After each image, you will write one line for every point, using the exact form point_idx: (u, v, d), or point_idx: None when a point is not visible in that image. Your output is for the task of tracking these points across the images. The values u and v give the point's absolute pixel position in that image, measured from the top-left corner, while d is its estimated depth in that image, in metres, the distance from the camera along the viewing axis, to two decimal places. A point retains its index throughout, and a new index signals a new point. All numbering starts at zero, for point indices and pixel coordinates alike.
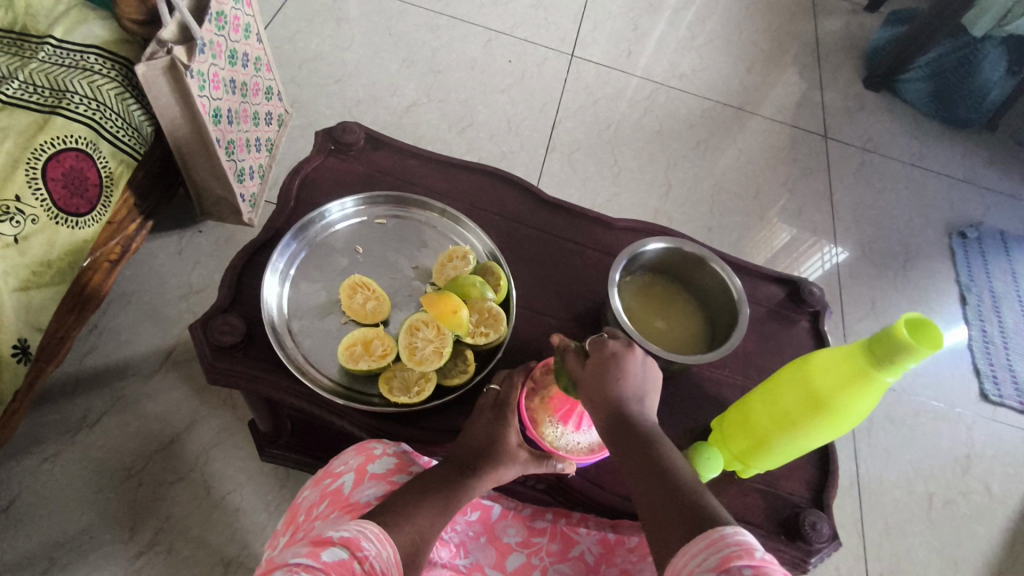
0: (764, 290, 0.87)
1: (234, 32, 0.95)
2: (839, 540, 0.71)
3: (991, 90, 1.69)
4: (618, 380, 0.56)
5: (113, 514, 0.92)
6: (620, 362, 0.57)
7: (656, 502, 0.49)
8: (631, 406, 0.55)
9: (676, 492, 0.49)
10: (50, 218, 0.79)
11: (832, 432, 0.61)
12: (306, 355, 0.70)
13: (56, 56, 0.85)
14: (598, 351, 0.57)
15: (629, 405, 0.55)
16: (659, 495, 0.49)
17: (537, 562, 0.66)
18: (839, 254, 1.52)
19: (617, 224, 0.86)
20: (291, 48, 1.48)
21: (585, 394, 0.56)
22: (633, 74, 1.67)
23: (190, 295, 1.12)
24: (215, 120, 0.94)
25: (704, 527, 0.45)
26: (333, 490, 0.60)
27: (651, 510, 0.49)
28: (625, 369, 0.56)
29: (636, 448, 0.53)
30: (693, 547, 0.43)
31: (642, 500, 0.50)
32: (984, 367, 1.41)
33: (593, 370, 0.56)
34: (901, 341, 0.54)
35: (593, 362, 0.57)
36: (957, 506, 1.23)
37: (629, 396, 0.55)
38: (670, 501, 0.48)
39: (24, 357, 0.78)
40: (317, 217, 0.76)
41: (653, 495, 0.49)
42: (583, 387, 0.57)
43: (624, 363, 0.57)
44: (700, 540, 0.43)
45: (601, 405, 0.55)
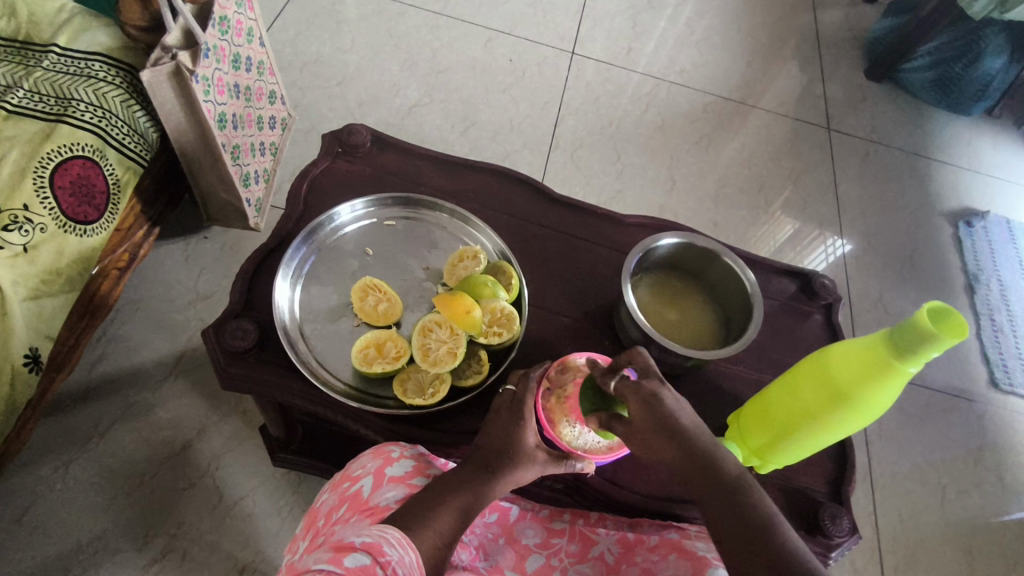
0: (775, 284, 0.87)
1: (237, 36, 0.95)
2: (857, 533, 0.70)
3: (993, 79, 1.68)
4: (680, 429, 0.55)
5: (127, 522, 0.92)
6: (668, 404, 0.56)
7: (746, 553, 0.51)
8: (702, 448, 0.56)
9: (768, 547, 0.51)
10: (58, 226, 0.79)
11: (854, 424, 0.61)
12: (319, 360, 0.69)
13: (60, 64, 0.85)
14: (637, 394, 0.56)
15: (699, 446, 0.55)
16: (752, 552, 0.51)
17: (557, 563, 0.65)
18: (846, 246, 1.51)
19: (627, 220, 0.85)
20: (291, 51, 1.48)
21: (643, 439, 0.57)
22: (634, 70, 1.66)
23: (198, 301, 1.11)
24: (220, 124, 0.94)
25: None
26: (352, 494, 0.59)
27: (744, 562, 0.51)
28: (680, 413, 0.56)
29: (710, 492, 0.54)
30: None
31: (726, 546, 0.53)
32: (995, 356, 1.40)
33: (647, 415, 0.56)
34: (925, 330, 0.53)
35: (637, 407, 0.56)
36: (971, 497, 1.23)
37: (695, 441, 0.55)
38: (762, 558, 0.50)
39: (35, 366, 0.78)
40: (326, 220, 0.76)
41: (742, 546, 0.52)
42: (636, 432, 0.57)
43: (675, 407, 0.56)
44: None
45: (671, 450, 0.56)
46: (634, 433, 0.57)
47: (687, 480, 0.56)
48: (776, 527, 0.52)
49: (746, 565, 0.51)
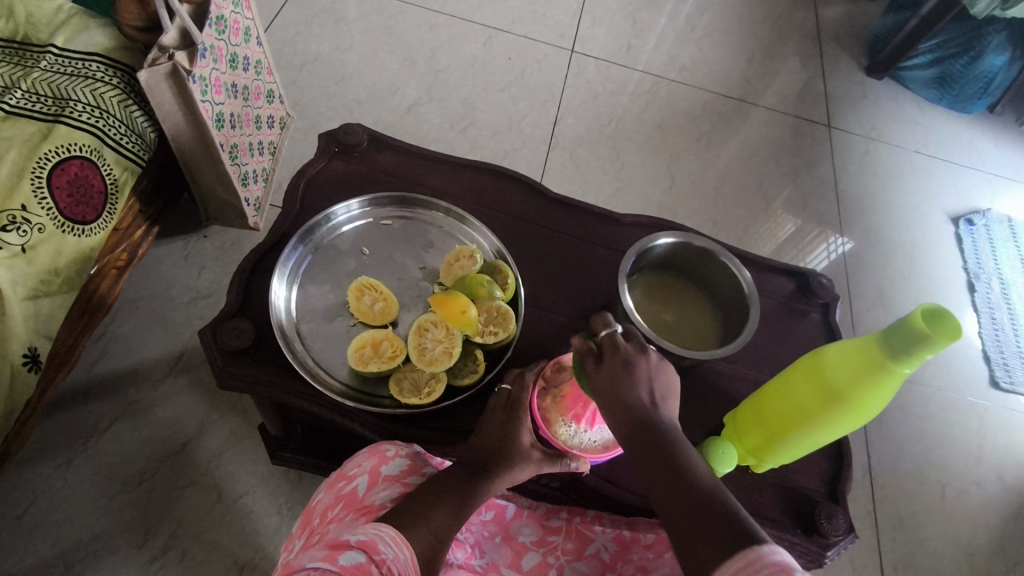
0: (773, 283, 0.86)
1: (234, 35, 0.95)
2: (855, 532, 0.70)
3: (997, 75, 1.67)
4: (635, 393, 0.54)
5: (126, 521, 0.92)
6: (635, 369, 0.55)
7: (680, 507, 0.47)
8: (650, 413, 0.53)
9: (702, 503, 0.47)
10: (56, 226, 0.79)
11: (850, 424, 0.61)
12: (316, 359, 0.69)
13: (58, 64, 0.85)
14: (612, 357, 0.56)
15: (648, 410, 0.53)
16: (683, 509, 0.47)
17: (553, 561, 0.65)
18: (846, 244, 1.51)
19: (624, 219, 0.85)
20: (291, 50, 1.48)
21: (601, 402, 0.55)
22: (634, 68, 1.66)
23: (197, 300, 1.12)
24: (217, 124, 0.94)
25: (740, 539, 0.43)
26: (347, 493, 0.60)
27: (674, 519, 0.47)
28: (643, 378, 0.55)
29: (657, 456, 0.51)
30: (729, 563, 0.42)
31: (661, 506, 0.49)
32: (995, 354, 1.40)
33: (608, 377, 0.55)
34: (920, 332, 0.53)
35: (608, 368, 0.55)
36: (970, 495, 1.23)
37: (645, 406, 0.53)
38: (695, 511, 0.46)
39: (34, 366, 0.78)
40: (323, 220, 0.76)
41: (676, 502, 0.48)
42: (601, 392, 0.55)
43: (642, 375, 0.55)
44: (734, 556, 0.42)
45: (620, 411, 0.54)
46: (599, 393, 0.55)
47: (631, 446, 0.53)
48: (715, 486, 0.48)
49: (676, 520, 0.47)
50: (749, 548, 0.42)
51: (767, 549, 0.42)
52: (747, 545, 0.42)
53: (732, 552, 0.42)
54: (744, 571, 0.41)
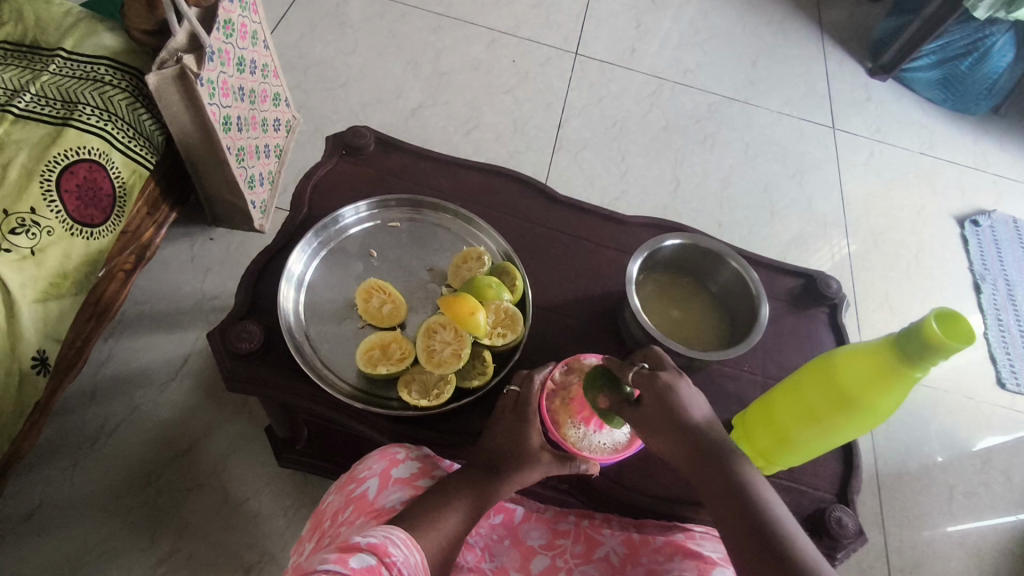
0: (780, 284, 0.86)
1: (241, 39, 0.95)
2: (864, 534, 0.70)
3: (998, 79, 1.69)
4: (688, 421, 0.57)
5: (133, 523, 0.92)
6: (681, 395, 0.58)
7: (746, 540, 0.52)
8: (708, 439, 0.57)
9: (768, 538, 0.51)
10: (65, 229, 0.79)
11: (861, 427, 0.61)
12: (324, 361, 0.69)
13: (66, 68, 0.86)
14: (651, 384, 0.58)
15: (702, 437, 0.57)
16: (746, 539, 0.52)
17: (562, 564, 0.65)
18: (851, 246, 1.51)
19: (631, 220, 0.85)
20: (295, 54, 1.48)
21: (648, 427, 0.58)
22: (638, 70, 1.66)
23: (204, 303, 1.12)
24: (224, 127, 0.95)
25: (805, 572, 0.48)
26: (357, 496, 0.59)
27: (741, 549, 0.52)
28: (691, 406, 0.58)
29: (715, 483, 0.55)
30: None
31: (728, 534, 0.53)
32: (1002, 356, 1.40)
33: (655, 404, 0.58)
34: (931, 336, 0.53)
35: (649, 397, 0.58)
36: (979, 496, 1.22)
37: (699, 432, 0.57)
38: (760, 548, 0.51)
39: (43, 369, 0.79)
40: (331, 222, 0.76)
41: (744, 535, 0.52)
42: (646, 425, 0.58)
43: (686, 397, 0.58)
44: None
45: (673, 436, 0.57)
46: (645, 421, 0.58)
47: (692, 470, 0.57)
48: (775, 515, 0.53)
49: (744, 551, 0.51)
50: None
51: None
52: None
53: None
54: None
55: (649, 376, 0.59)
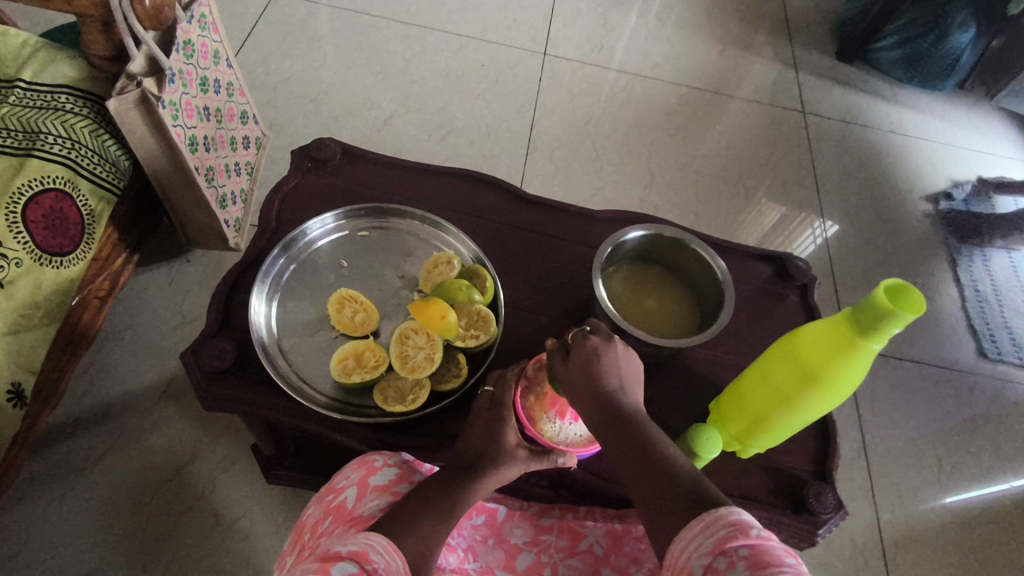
0: (750, 268, 0.87)
1: (203, 59, 0.95)
2: (845, 508, 0.71)
3: (962, 53, 1.69)
4: (604, 380, 0.57)
5: (123, 550, 0.92)
6: (603, 357, 0.57)
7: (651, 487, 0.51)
8: (620, 398, 0.57)
9: (672, 482, 0.50)
10: (34, 259, 0.79)
11: (828, 403, 0.62)
12: (299, 374, 0.70)
13: (27, 98, 0.85)
14: (581, 348, 0.58)
15: (618, 392, 0.57)
16: (645, 481, 0.52)
17: (547, 559, 0.66)
18: (826, 226, 1.52)
19: (599, 215, 0.86)
20: (264, 71, 1.49)
21: (572, 389, 0.58)
22: (607, 67, 1.67)
23: (183, 325, 1.12)
24: (191, 148, 0.95)
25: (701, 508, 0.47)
26: (336, 506, 0.60)
27: (642, 493, 0.52)
28: (613, 367, 0.57)
29: (622, 434, 0.55)
30: (692, 529, 0.46)
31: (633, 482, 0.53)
32: (980, 326, 1.42)
33: (580, 367, 0.57)
34: (883, 308, 0.54)
35: (576, 359, 0.58)
36: (965, 466, 1.24)
37: (614, 387, 0.57)
38: (662, 491, 0.50)
39: (18, 401, 0.78)
40: (299, 235, 0.76)
41: (645, 479, 0.52)
42: (568, 381, 0.58)
43: (611, 360, 0.58)
44: (698, 524, 0.46)
45: (585, 397, 0.57)
46: (566, 380, 0.59)
47: (603, 430, 0.56)
48: (679, 462, 0.52)
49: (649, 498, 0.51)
50: (711, 514, 0.46)
51: (727, 512, 0.46)
52: (709, 517, 0.46)
53: (698, 524, 0.46)
54: (703, 533, 0.45)
55: (581, 341, 0.58)
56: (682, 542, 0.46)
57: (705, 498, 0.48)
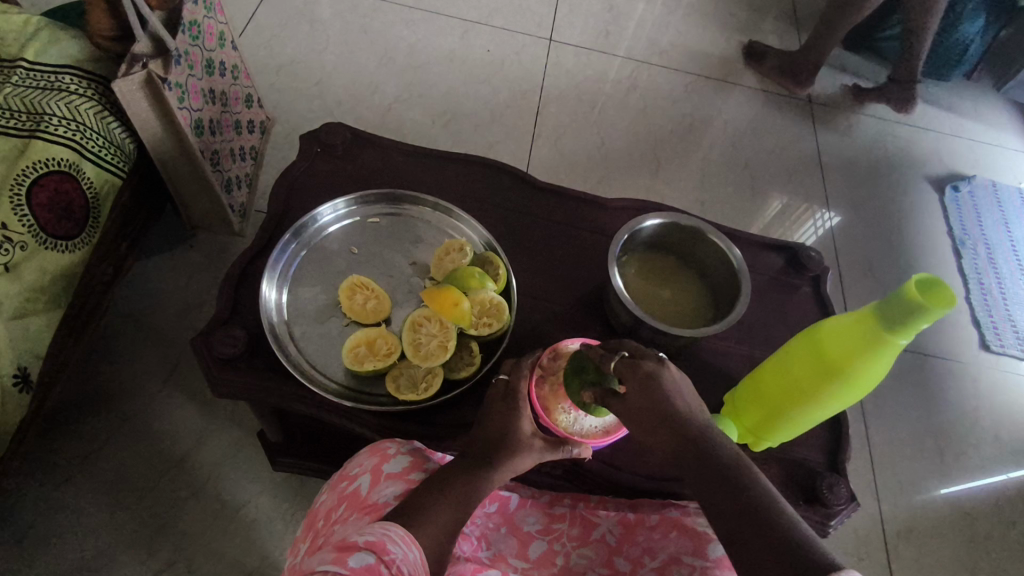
0: (762, 259, 0.87)
1: (208, 41, 0.93)
2: (857, 501, 0.70)
3: (972, 43, 1.66)
4: (672, 410, 0.56)
5: (129, 535, 0.92)
6: (666, 384, 0.57)
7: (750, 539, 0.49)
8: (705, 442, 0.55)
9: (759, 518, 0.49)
10: (38, 242, 0.78)
11: (849, 397, 0.61)
12: (311, 361, 0.69)
13: (30, 79, 0.83)
14: (635, 373, 0.57)
15: (689, 424, 0.56)
16: (735, 519, 0.50)
17: (559, 548, 0.65)
18: (833, 218, 1.52)
19: (612, 203, 0.85)
20: (267, 54, 1.47)
21: (636, 419, 0.57)
22: (614, 54, 1.66)
23: (188, 310, 1.11)
24: (196, 131, 0.93)
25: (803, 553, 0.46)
26: (350, 493, 0.59)
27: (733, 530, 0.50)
28: (676, 394, 0.57)
29: (703, 469, 0.54)
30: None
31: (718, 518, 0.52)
32: (985, 319, 1.42)
33: (640, 393, 0.57)
34: (914, 302, 0.53)
35: (632, 385, 0.57)
36: (968, 457, 1.24)
37: (685, 417, 0.56)
38: (755, 531, 0.49)
39: (25, 386, 0.77)
40: (309, 221, 0.75)
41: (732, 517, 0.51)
42: (628, 413, 0.58)
43: (671, 387, 0.57)
44: (802, 573, 0.44)
45: (664, 430, 0.56)
46: (627, 410, 0.58)
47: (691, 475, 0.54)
48: (767, 496, 0.51)
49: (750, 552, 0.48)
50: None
51: (844, 574, 0.43)
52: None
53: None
54: None
55: (631, 366, 0.58)
56: None
57: (811, 547, 0.46)
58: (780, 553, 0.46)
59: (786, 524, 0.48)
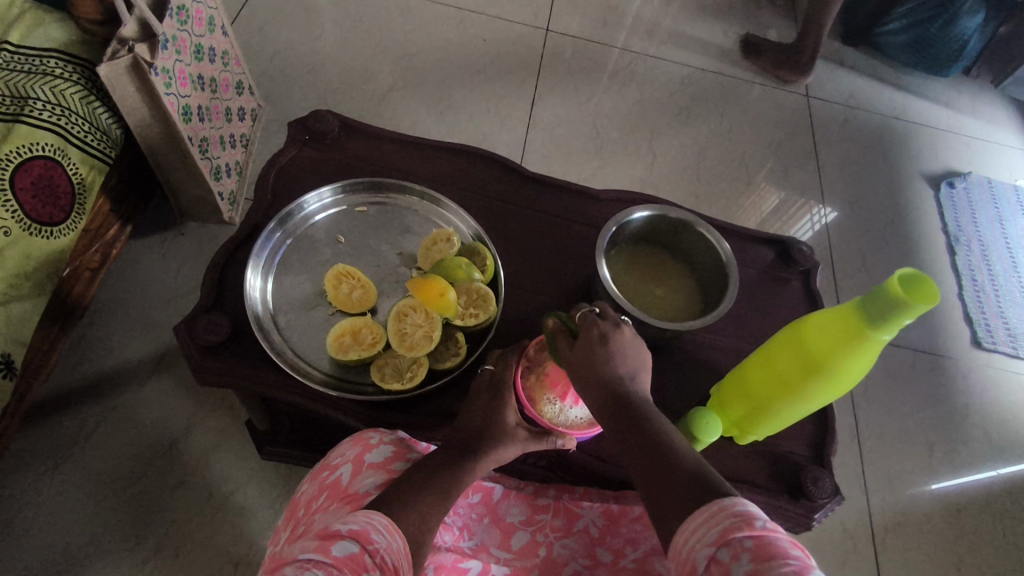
0: (753, 252, 0.86)
1: (197, 26, 0.92)
2: (841, 494, 0.70)
3: (969, 39, 1.67)
4: (608, 366, 0.54)
5: (115, 523, 0.92)
6: (610, 340, 0.55)
7: (651, 476, 0.48)
8: (626, 385, 0.54)
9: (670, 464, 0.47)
10: (22, 228, 0.77)
11: (833, 392, 0.61)
12: (295, 349, 0.69)
13: (14, 62, 0.82)
14: (589, 329, 0.56)
15: (621, 381, 0.54)
16: (646, 468, 0.49)
17: (542, 538, 0.65)
18: (827, 212, 1.51)
19: (602, 195, 0.85)
20: (260, 41, 1.45)
21: (574, 372, 0.56)
22: (611, 45, 1.64)
23: (177, 299, 1.10)
24: (184, 117, 0.92)
25: (708, 495, 0.44)
26: (331, 483, 0.59)
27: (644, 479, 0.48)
28: (619, 351, 0.55)
29: (627, 424, 0.52)
30: (692, 520, 0.43)
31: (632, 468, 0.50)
32: (977, 315, 1.42)
33: (582, 350, 0.55)
34: (896, 297, 0.53)
35: (583, 339, 0.56)
36: (956, 453, 1.25)
37: (621, 375, 0.54)
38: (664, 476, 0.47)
39: (9, 372, 0.77)
40: (296, 209, 0.75)
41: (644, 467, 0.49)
42: (571, 363, 0.56)
43: (618, 345, 0.55)
44: (700, 513, 0.43)
45: (593, 386, 0.54)
46: (569, 363, 0.56)
47: (605, 416, 0.54)
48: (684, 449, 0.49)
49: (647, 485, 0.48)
50: (718, 506, 0.42)
51: (733, 502, 0.42)
52: (719, 512, 0.42)
53: (703, 515, 0.42)
54: (710, 525, 0.41)
55: (592, 322, 0.56)
56: (683, 534, 0.43)
57: (714, 488, 0.45)
58: (684, 497, 0.45)
59: (695, 470, 0.47)
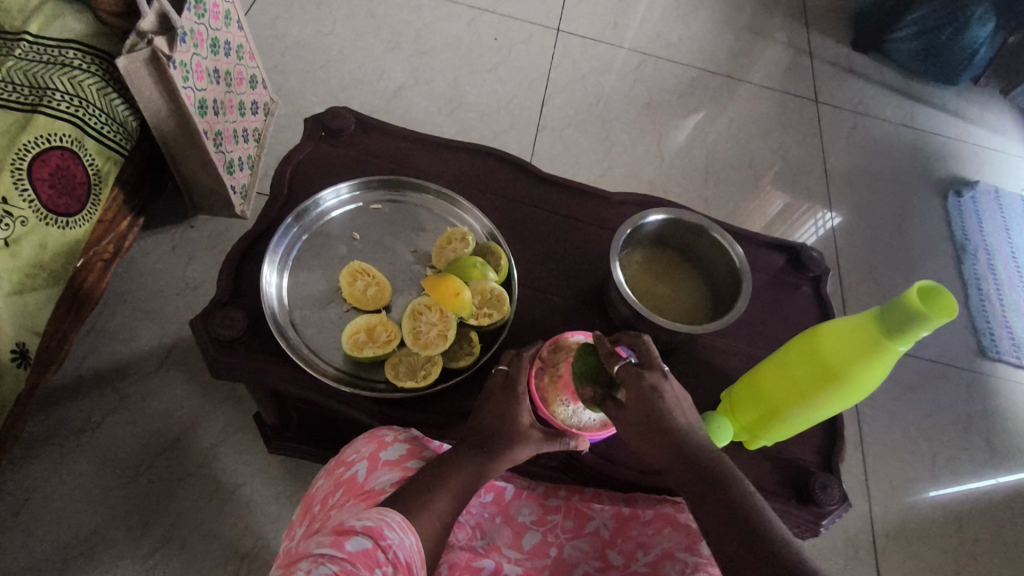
0: (764, 258, 0.87)
1: (214, 20, 0.93)
2: (848, 501, 0.71)
3: (979, 48, 1.67)
4: (668, 422, 0.56)
5: (123, 514, 0.92)
6: (664, 396, 0.56)
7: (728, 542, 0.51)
8: (686, 437, 0.56)
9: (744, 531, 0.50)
10: (39, 218, 0.78)
11: (846, 401, 0.61)
12: (310, 345, 0.69)
13: (33, 52, 0.82)
14: (637, 384, 0.56)
15: (683, 435, 0.56)
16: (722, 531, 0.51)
17: (553, 539, 0.66)
18: (834, 218, 1.52)
19: (615, 198, 0.85)
20: (272, 35, 1.45)
21: (631, 426, 0.57)
22: (621, 46, 1.64)
23: (186, 291, 1.10)
24: (200, 111, 0.93)
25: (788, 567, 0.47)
26: (347, 479, 0.60)
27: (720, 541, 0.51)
28: (672, 406, 0.56)
29: (695, 481, 0.54)
30: None
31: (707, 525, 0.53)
32: (983, 324, 1.42)
33: (638, 404, 0.56)
34: (915, 309, 0.54)
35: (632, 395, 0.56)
36: (959, 462, 1.25)
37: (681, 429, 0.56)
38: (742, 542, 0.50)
39: (22, 361, 0.77)
40: (312, 205, 0.75)
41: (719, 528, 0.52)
42: (625, 418, 0.57)
43: (671, 399, 0.56)
44: None
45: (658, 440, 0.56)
46: (624, 416, 0.57)
47: (673, 473, 0.56)
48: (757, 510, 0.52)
49: (727, 550, 0.51)
50: None
51: None
52: None
53: None
54: None
55: (637, 375, 0.56)
56: None
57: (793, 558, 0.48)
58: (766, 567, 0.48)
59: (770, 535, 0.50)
